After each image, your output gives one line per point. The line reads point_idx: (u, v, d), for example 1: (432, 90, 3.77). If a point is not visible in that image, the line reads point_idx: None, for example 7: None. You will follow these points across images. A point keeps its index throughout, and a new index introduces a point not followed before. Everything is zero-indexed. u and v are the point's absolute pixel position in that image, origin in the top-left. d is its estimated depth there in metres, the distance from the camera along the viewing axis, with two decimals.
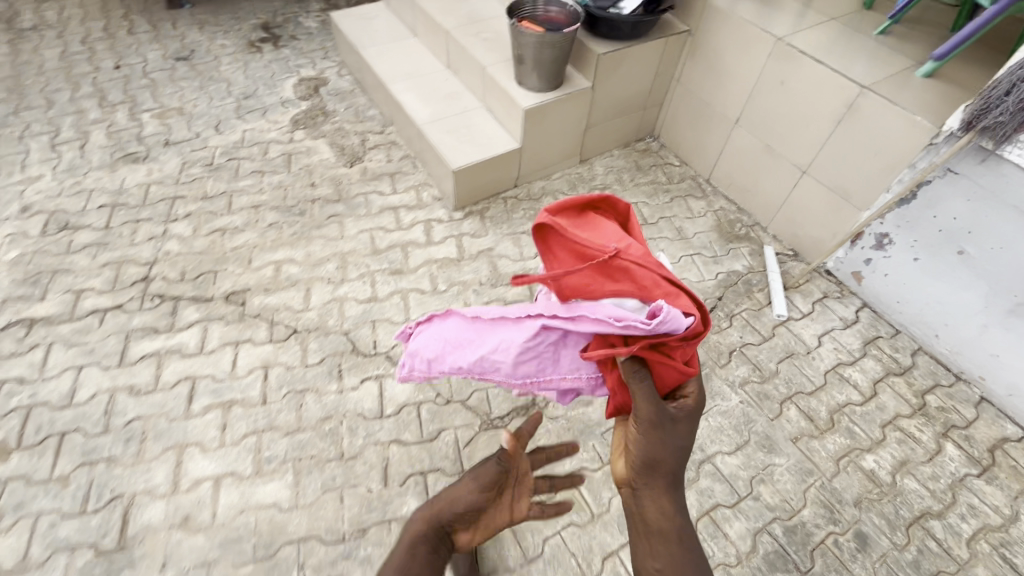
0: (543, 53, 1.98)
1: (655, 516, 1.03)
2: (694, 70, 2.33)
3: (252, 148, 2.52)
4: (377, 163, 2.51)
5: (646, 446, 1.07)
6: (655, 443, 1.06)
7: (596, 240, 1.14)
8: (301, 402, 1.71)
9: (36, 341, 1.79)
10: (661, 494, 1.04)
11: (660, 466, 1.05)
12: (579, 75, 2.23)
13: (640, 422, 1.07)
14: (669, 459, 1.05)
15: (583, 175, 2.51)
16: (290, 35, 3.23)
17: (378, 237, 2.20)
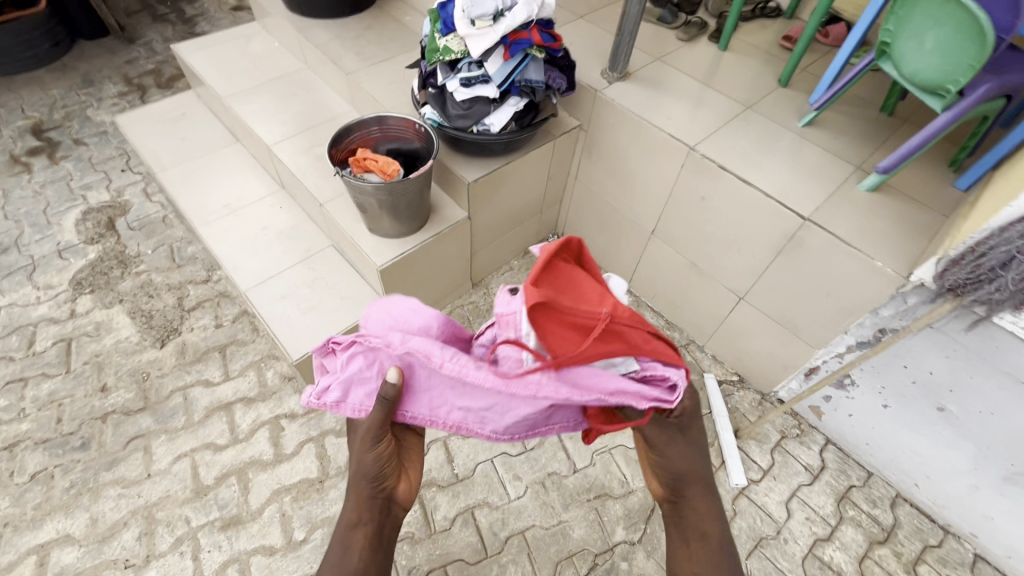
0: (385, 200, 1.45)
1: (694, 519, 1.05)
2: (593, 168, 1.87)
3: (9, 340, 1.79)
4: (200, 333, 1.85)
5: (670, 463, 1.07)
6: (674, 453, 1.07)
7: (584, 301, 0.96)
8: None
9: None
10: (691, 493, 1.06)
11: (689, 475, 1.07)
12: (450, 202, 1.71)
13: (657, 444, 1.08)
14: (690, 462, 1.08)
15: (479, 304, 2.00)
16: (74, 139, 2.45)
17: (202, 468, 1.57)
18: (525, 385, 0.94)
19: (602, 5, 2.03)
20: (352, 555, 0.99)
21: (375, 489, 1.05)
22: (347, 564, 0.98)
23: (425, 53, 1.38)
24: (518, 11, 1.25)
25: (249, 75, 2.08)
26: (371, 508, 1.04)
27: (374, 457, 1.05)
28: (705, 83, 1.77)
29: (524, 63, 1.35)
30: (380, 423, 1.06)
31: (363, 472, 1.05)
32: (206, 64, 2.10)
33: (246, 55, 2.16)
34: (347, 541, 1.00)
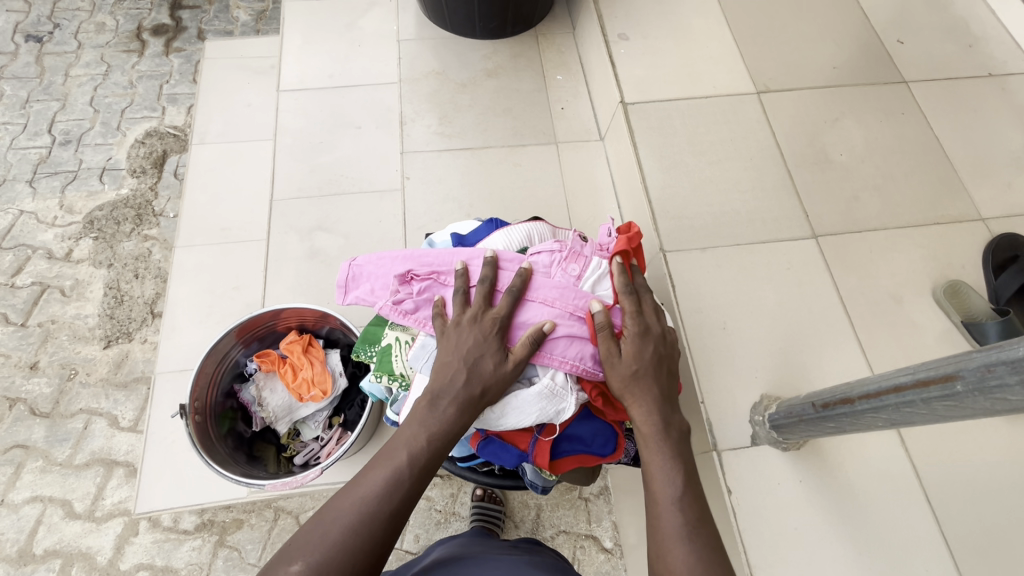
0: (232, 463, 0.90)
1: (662, 460, 0.59)
2: (638, 491, 1.09)
3: (5, 257, 1.66)
4: (148, 350, 1.52)
5: (625, 391, 0.62)
6: (631, 354, 0.62)
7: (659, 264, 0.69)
8: None
9: None
10: (651, 428, 0.60)
11: (636, 380, 0.62)
12: (375, 409, 0.96)
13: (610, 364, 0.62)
14: (662, 366, 0.64)
15: (428, 506, 1.15)
16: (198, 28, 2.05)
17: (41, 529, 1.32)
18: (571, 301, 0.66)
19: (872, 227, 1.04)
20: (442, 436, 0.59)
21: (485, 383, 0.61)
22: (433, 441, 0.58)
23: (372, 323, 0.78)
24: (508, 408, 0.64)
25: (331, 68, 1.49)
26: (470, 392, 0.60)
27: (493, 349, 0.62)
28: (964, 552, 0.80)
29: (507, 458, 0.71)
30: (452, 344, 0.63)
31: (466, 356, 0.62)
32: (298, 29, 1.56)
33: (350, 30, 1.54)
34: (422, 419, 0.60)
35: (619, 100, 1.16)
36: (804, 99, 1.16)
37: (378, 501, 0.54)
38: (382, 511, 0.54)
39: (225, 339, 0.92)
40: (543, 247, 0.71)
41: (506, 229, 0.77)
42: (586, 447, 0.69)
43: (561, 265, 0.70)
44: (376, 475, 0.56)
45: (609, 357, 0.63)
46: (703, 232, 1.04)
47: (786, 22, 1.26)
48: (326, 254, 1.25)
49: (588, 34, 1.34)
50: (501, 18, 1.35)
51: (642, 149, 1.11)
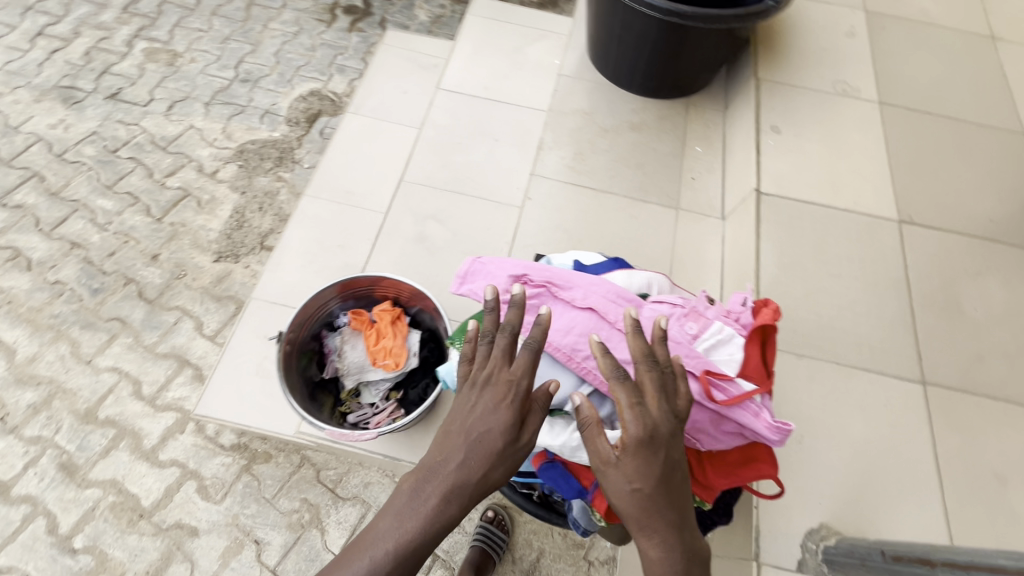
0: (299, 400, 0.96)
1: None
2: None
3: (166, 159, 1.91)
4: (249, 275, 1.68)
5: (636, 514, 0.51)
6: (639, 472, 0.50)
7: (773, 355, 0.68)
8: None
9: None
10: (666, 570, 0.49)
11: (642, 502, 0.49)
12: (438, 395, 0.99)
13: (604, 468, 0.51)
14: (677, 476, 0.52)
15: None
16: (382, 17, 2.30)
17: (110, 397, 1.48)
18: (677, 356, 0.66)
19: (990, 394, 0.97)
20: (414, 536, 0.50)
21: (484, 468, 0.54)
22: (407, 539, 0.50)
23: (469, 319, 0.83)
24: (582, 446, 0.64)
25: (489, 81, 1.61)
26: (462, 476, 0.53)
27: (502, 424, 0.55)
28: None
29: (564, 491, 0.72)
30: (464, 410, 0.56)
31: (467, 430, 0.55)
32: (472, 40, 1.71)
33: (516, 54, 1.67)
34: (400, 520, 0.51)
35: (754, 187, 1.17)
36: (948, 243, 1.11)
37: None
38: None
39: (332, 287, 1.01)
40: (664, 299, 0.74)
41: (627, 271, 0.80)
42: None
43: (677, 320, 0.71)
44: (339, 573, 0.49)
45: (606, 462, 0.51)
46: (803, 340, 1.01)
47: (949, 162, 1.22)
48: (432, 242, 1.33)
49: (739, 116, 1.36)
50: (660, 81, 1.41)
51: (764, 240, 1.10)
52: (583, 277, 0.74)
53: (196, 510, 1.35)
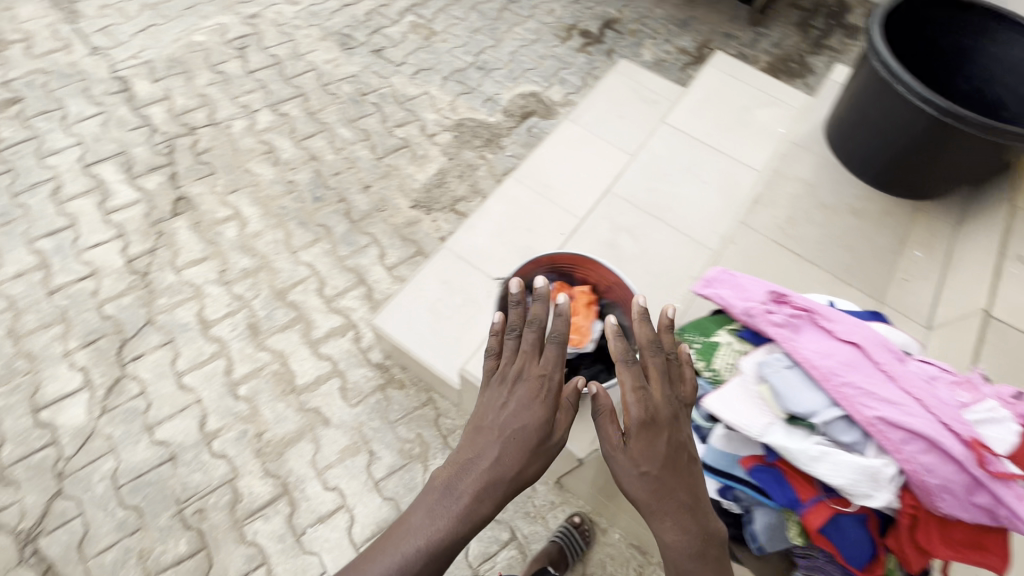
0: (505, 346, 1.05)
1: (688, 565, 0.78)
2: None
3: (401, 113, 2.22)
4: (435, 228, 1.94)
5: (638, 494, 0.82)
6: (642, 449, 0.83)
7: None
8: (54, 322, 1.63)
9: (105, 105, 2.08)
10: (678, 537, 0.79)
11: (649, 468, 0.82)
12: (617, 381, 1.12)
13: (621, 450, 0.84)
14: (679, 454, 0.85)
15: None
16: (609, 49, 2.55)
17: (303, 285, 1.78)
18: (949, 422, 0.81)
19: None
20: (454, 515, 0.84)
21: (507, 459, 0.87)
22: (449, 518, 0.84)
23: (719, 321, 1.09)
24: (829, 461, 0.81)
25: (713, 129, 1.70)
26: (491, 470, 0.87)
27: (533, 420, 0.90)
28: None
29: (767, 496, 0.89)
30: (503, 414, 0.91)
31: (502, 429, 0.90)
32: (706, 88, 1.80)
33: (745, 112, 1.74)
34: (434, 512, 0.85)
35: (982, 307, 1.11)
36: None
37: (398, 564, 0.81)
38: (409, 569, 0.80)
39: (558, 257, 1.17)
40: (936, 370, 0.90)
41: (891, 331, 0.98)
42: (843, 538, 0.84)
43: (949, 389, 0.87)
44: (405, 540, 0.83)
45: (622, 447, 0.84)
46: None
47: None
48: (621, 252, 1.43)
49: (980, 235, 1.31)
50: (901, 175, 1.39)
51: (980, 361, 1.05)
52: (862, 329, 0.94)
53: (335, 403, 1.59)
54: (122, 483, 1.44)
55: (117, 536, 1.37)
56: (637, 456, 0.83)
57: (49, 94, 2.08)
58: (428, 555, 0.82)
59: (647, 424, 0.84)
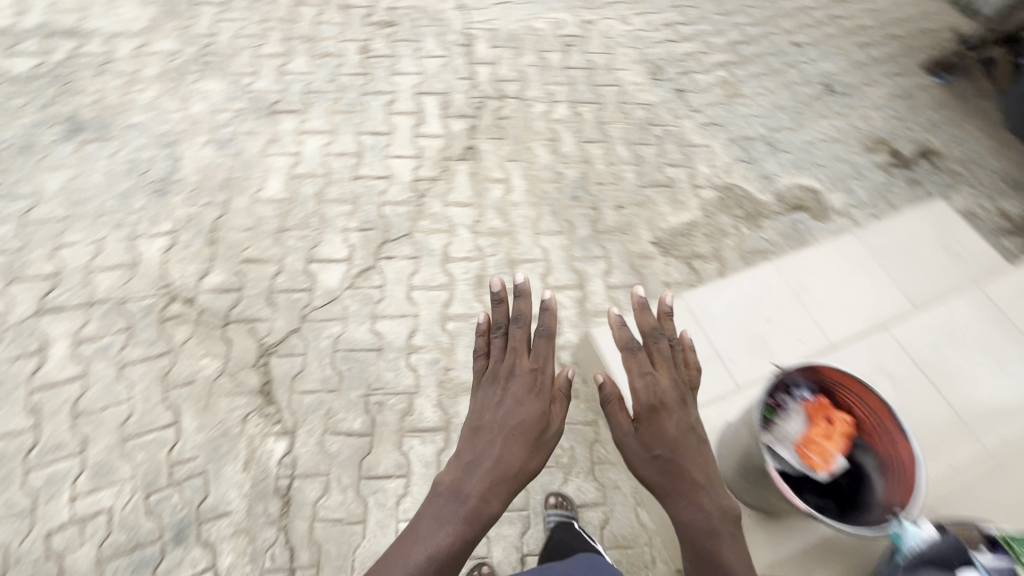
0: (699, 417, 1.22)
1: (697, 520, 1.11)
2: None
3: (677, 154, 2.26)
4: (665, 272, 1.95)
5: (651, 474, 1.15)
6: (652, 428, 1.17)
7: None
8: (346, 200, 1.96)
9: (448, 50, 2.43)
10: (691, 505, 1.12)
11: (661, 442, 1.16)
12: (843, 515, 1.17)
13: (630, 434, 1.17)
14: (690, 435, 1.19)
15: None
16: (918, 179, 2.30)
17: (532, 265, 1.91)
18: None
19: None
20: (467, 511, 1.06)
21: (504, 453, 1.13)
22: (467, 517, 1.05)
23: None
24: None
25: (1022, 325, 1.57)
26: (494, 469, 1.11)
27: (530, 413, 1.18)
28: None
29: None
30: (501, 408, 1.19)
31: (503, 425, 1.16)
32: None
33: None
34: (442, 519, 1.04)
35: None
36: None
37: (427, 554, 0.99)
38: (435, 558, 0.99)
39: (851, 375, 1.16)
40: None
41: None
42: None
43: None
44: (426, 540, 1.01)
45: (631, 430, 1.18)
46: None
47: None
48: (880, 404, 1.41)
49: None
50: None
51: None
52: None
53: None
54: (340, 348, 1.67)
55: (321, 387, 1.60)
56: (647, 429, 1.17)
57: (414, 27, 2.49)
58: (449, 552, 1.01)
59: (651, 409, 1.19)
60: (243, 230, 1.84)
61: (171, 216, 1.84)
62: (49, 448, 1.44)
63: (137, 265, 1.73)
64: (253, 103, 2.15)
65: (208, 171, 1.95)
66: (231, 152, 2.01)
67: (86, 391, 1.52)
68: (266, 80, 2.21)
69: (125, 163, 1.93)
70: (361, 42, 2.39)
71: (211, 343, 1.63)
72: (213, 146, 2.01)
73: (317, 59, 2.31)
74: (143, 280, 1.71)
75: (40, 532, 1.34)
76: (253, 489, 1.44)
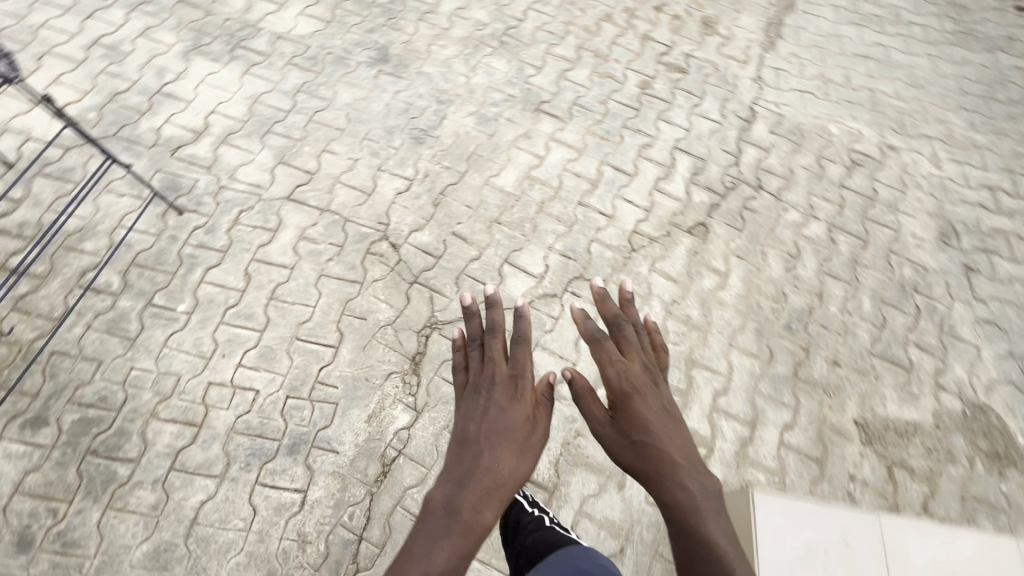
0: None
1: (708, 507, 0.85)
2: None
3: (934, 338, 1.86)
4: (855, 465, 1.62)
5: (635, 463, 0.90)
6: (635, 404, 0.93)
7: None
8: (563, 221, 1.94)
9: (726, 117, 2.27)
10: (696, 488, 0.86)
11: (648, 429, 0.91)
12: None
13: (605, 428, 0.94)
14: (665, 406, 0.95)
15: None
16: None
17: (710, 376, 1.71)
18: None
19: None
20: (458, 535, 0.81)
21: (490, 443, 0.87)
22: (456, 543, 0.80)
23: None
24: None
25: None
26: (484, 476, 0.85)
27: (522, 397, 0.93)
28: None
29: None
30: (487, 395, 0.94)
31: (486, 422, 0.90)
32: None
33: None
34: (432, 541, 0.80)
35: None
36: None
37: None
38: None
39: None
40: None
41: None
42: None
43: None
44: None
45: (605, 423, 0.95)
46: None
47: None
48: None
49: None
50: None
51: None
52: None
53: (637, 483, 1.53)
54: None
55: None
56: (622, 411, 0.94)
57: (703, 81, 2.37)
58: (450, 571, 0.79)
59: (627, 394, 0.96)
60: (464, 207, 1.91)
61: (416, 166, 1.97)
62: (241, 313, 1.63)
63: (372, 195, 1.89)
64: (525, 94, 2.21)
65: (461, 140, 2.05)
66: (488, 131, 2.09)
67: (289, 282, 1.69)
68: (546, 79, 2.26)
69: (403, 103, 2.11)
70: (646, 77, 2.34)
71: (393, 294, 1.72)
72: (476, 120, 2.11)
73: (599, 77, 2.30)
74: (370, 210, 1.86)
75: (206, 378, 1.52)
76: (365, 443, 1.49)
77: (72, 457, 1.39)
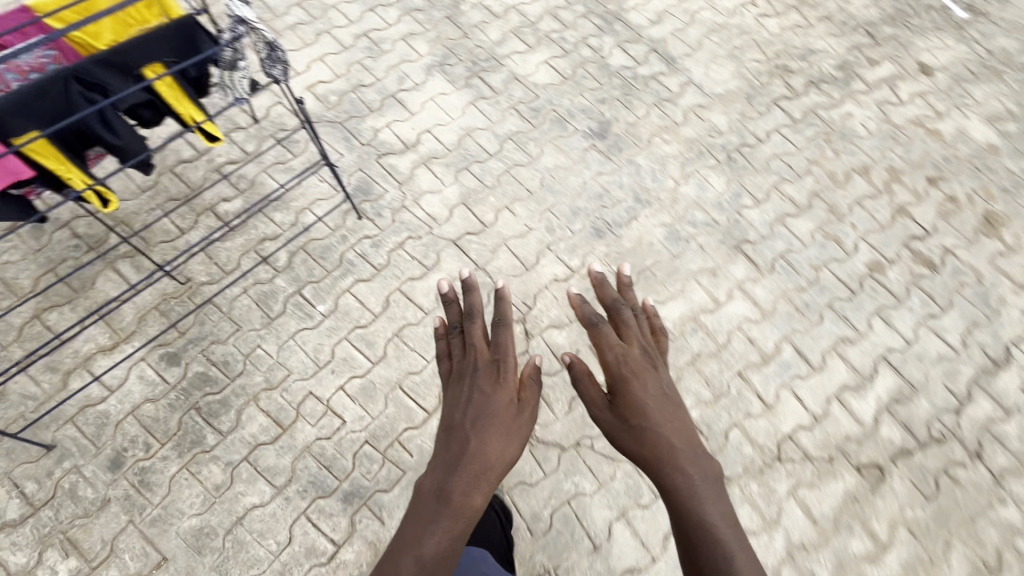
0: None
1: (702, 491, 0.79)
2: None
3: None
4: None
5: (634, 447, 0.85)
6: (634, 383, 0.90)
7: None
8: (711, 386, 1.68)
9: (967, 348, 1.80)
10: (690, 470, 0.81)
11: (642, 413, 0.87)
12: None
13: (601, 408, 0.91)
14: (662, 387, 0.91)
15: None
16: None
17: None
18: None
19: None
20: (457, 510, 0.72)
21: (476, 415, 0.81)
22: (452, 521, 0.71)
23: None
24: None
25: None
26: (471, 455, 0.77)
27: (498, 367, 0.88)
28: None
29: None
30: (469, 371, 0.89)
31: (465, 404, 0.84)
32: None
33: None
34: (429, 521, 0.71)
35: None
36: None
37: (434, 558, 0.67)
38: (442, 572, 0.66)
39: None
40: None
41: None
42: None
43: None
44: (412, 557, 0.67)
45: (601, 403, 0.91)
46: None
47: None
48: None
49: None
50: None
51: None
52: None
53: None
54: (571, 505, 1.49)
55: (524, 517, 1.47)
56: (616, 391, 0.90)
57: (954, 290, 1.90)
58: (443, 560, 0.68)
59: (626, 378, 0.91)
60: None
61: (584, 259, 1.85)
62: (364, 337, 1.65)
63: (528, 272, 1.81)
64: (730, 225, 1.97)
65: (640, 250, 1.89)
66: (673, 251, 1.90)
67: (418, 327, 1.68)
68: (760, 216, 1.99)
69: (600, 188, 2.00)
70: (881, 258, 1.95)
71: None
72: (665, 234, 1.93)
73: (823, 237, 1.97)
74: (520, 287, 1.78)
75: (310, 386, 1.57)
76: None
77: (182, 405, 1.51)
